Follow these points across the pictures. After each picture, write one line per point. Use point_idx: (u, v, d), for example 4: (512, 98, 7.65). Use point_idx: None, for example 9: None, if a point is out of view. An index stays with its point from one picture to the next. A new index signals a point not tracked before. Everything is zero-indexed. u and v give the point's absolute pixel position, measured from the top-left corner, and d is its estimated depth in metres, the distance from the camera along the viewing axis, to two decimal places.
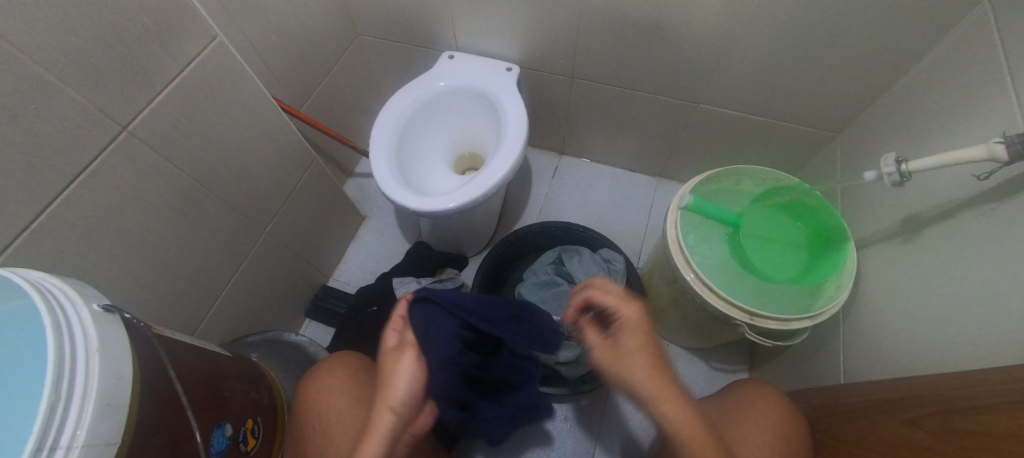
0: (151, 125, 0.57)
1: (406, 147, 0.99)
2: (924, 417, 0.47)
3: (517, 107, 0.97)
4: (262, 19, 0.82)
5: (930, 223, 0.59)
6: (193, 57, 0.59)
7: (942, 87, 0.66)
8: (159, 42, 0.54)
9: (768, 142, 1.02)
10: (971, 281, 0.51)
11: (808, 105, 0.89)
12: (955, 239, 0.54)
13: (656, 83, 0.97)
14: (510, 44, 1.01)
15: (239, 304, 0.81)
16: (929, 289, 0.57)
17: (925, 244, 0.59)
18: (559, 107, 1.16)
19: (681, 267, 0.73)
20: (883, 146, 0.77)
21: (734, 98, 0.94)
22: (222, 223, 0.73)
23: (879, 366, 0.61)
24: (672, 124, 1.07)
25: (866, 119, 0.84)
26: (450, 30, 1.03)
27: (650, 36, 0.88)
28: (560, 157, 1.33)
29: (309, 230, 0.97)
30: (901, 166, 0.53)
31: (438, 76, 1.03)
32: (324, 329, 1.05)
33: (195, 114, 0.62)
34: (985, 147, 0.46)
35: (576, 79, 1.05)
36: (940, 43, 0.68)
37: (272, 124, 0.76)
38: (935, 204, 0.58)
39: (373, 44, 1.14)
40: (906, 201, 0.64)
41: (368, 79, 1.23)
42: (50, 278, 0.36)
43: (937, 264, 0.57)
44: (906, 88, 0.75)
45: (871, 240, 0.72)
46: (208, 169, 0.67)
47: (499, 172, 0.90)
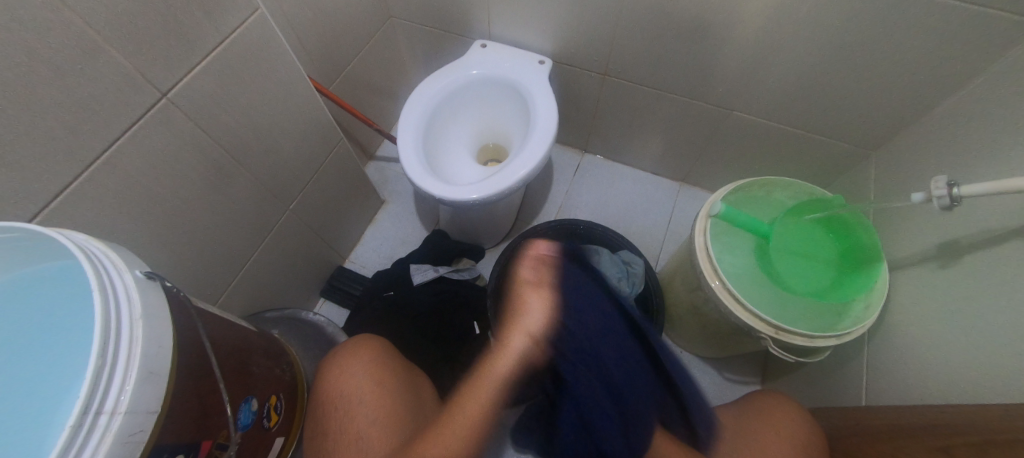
0: (189, 94, 0.58)
1: (433, 134, 0.99)
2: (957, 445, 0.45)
3: (548, 102, 0.96)
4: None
5: (974, 249, 0.56)
6: (232, 28, 0.59)
7: (998, 108, 0.63)
8: (203, 12, 0.55)
9: (799, 154, 0.99)
10: (1014, 313, 0.49)
11: (848, 118, 0.86)
12: (999, 267, 0.52)
13: (689, 84, 0.95)
14: (544, 37, 1.00)
15: (259, 278, 0.84)
16: (965, 318, 0.55)
17: (965, 270, 0.57)
18: (586, 103, 1.14)
19: (708, 275, 0.72)
20: (925, 166, 0.74)
21: (770, 106, 0.91)
22: (249, 200, 0.74)
23: (903, 392, 0.60)
24: (702, 127, 1.04)
25: (907, 136, 0.81)
26: (485, 19, 1.02)
27: (688, 35, 0.85)
28: (583, 154, 1.32)
29: (331, 210, 0.99)
30: (952, 189, 0.51)
31: (469, 64, 1.02)
32: (338, 309, 1.07)
33: (229, 88, 0.63)
34: None
35: (608, 76, 1.03)
36: (1001, 60, 0.65)
37: (302, 104, 0.77)
38: (981, 229, 0.56)
39: (405, 29, 1.14)
40: (949, 224, 0.61)
41: (396, 64, 1.24)
42: (96, 243, 0.37)
43: (977, 293, 0.54)
44: (956, 105, 0.71)
45: (905, 262, 0.69)
46: (239, 143, 0.68)
47: (525, 166, 0.90)
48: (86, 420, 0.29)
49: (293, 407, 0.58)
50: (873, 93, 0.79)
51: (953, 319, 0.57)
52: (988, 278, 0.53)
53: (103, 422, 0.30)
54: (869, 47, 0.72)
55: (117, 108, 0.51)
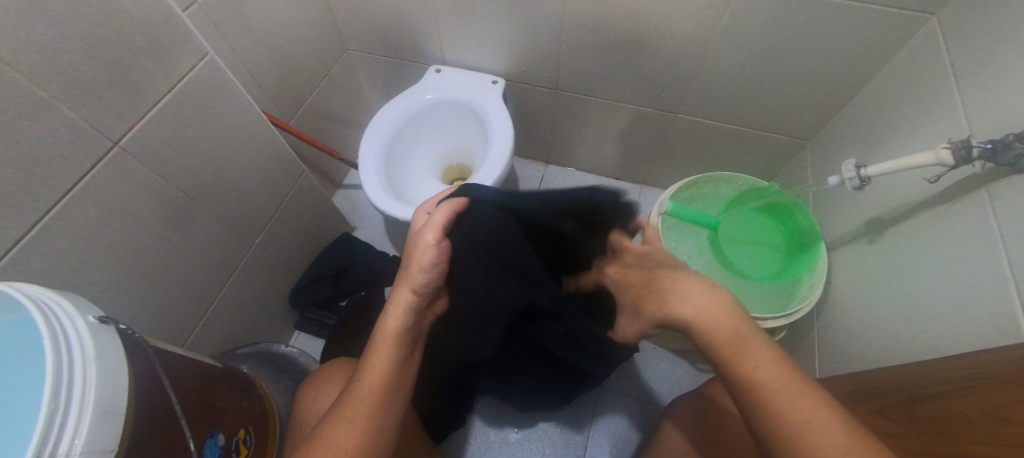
0: (141, 140, 0.60)
1: (395, 159, 1.02)
2: (888, 405, 0.49)
3: (503, 118, 1.01)
4: (251, 37, 0.85)
5: (892, 224, 0.62)
6: (182, 75, 0.62)
7: (903, 94, 0.69)
8: (150, 59, 0.57)
9: (743, 151, 1.05)
10: (925, 280, 0.54)
11: (779, 116, 0.92)
12: (914, 239, 0.57)
13: (634, 93, 1.00)
14: (495, 58, 1.05)
15: (228, 316, 0.84)
16: (890, 286, 0.60)
17: (887, 244, 0.63)
18: (544, 117, 1.19)
19: None
20: (849, 152, 0.80)
21: (709, 108, 0.97)
22: (211, 238, 0.75)
23: (846, 361, 0.65)
24: (653, 132, 1.10)
25: (832, 126, 0.88)
26: (437, 45, 1.06)
27: (627, 48, 0.90)
28: (546, 165, 1.37)
29: (301, 241, 1.00)
30: (860, 170, 0.56)
31: (426, 89, 1.06)
32: (315, 339, 1.08)
33: (184, 130, 0.65)
34: (934, 152, 0.50)
35: (559, 91, 1.08)
36: (899, 53, 0.72)
37: (260, 138, 0.79)
38: (897, 206, 0.61)
39: (362, 60, 1.18)
40: (869, 203, 0.68)
41: (356, 92, 1.26)
42: (46, 291, 0.38)
43: (899, 262, 0.60)
44: (870, 95, 0.78)
45: (839, 242, 0.75)
46: (198, 182, 0.70)
47: (486, 183, 0.93)
48: None
49: (264, 439, 0.59)
50: (798, 89, 0.86)
51: (881, 288, 0.62)
52: (905, 246, 0.59)
53: None
54: (786, 46, 0.79)
55: (69, 157, 0.52)
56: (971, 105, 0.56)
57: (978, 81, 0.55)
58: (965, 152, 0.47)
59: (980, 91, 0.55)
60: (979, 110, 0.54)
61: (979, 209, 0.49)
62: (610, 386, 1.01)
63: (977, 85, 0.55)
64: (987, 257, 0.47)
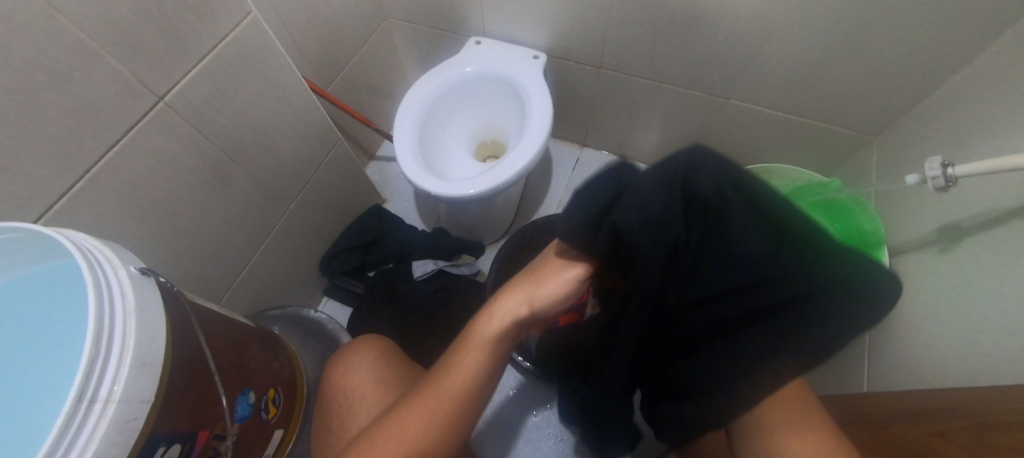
0: (185, 96, 0.60)
1: (431, 133, 1.00)
2: (954, 430, 0.44)
3: (543, 95, 0.97)
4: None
5: (972, 231, 0.56)
6: (227, 32, 0.61)
7: (998, 87, 0.62)
8: (197, 16, 0.57)
9: (799, 143, 0.98)
10: (1006, 296, 0.49)
11: (845, 107, 0.85)
12: (999, 248, 0.52)
13: (685, 75, 0.94)
14: (538, 32, 1.00)
15: (262, 279, 0.86)
16: (964, 300, 0.55)
17: (964, 253, 0.57)
18: (584, 97, 1.14)
19: None
20: (924, 151, 0.73)
21: (765, 95, 0.90)
22: (249, 201, 0.76)
23: (901, 376, 0.60)
24: (700, 118, 1.03)
25: (905, 121, 0.80)
26: (479, 16, 1.02)
27: (681, 26, 0.84)
28: (582, 147, 1.33)
29: (334, 210, 1.01)
30: (947, 169, 0.50)
31: (464, 61, 1.03)
32: (342, 308, 1.10)
33: (226, 88, 0.65)
34: None
35: (603, 70, 1.03)
36: (998, 40, 0.64)
37: (299, 103, 0.78)
38: (980, 213, 0.55)
39: (402, 28, 1.15)
40: (946, 207, 0.62)
41: (394, 62, 1.25)
42: (91, 239, 0.38)
43: (977, 274, 0.54)
44: (955, 87, 0.71)
45: (906, 247, 0.69)
46: (238, 144, 0.70)
47: (522, 161, 0.90)
48: (80, 407, 0.30)
49: (292, 402, 0.60)
50: (871, 76, 0.78)
51: (953, 301, 0.56)
52: (986, 258, 0.53)
53: (97, 410, 0.31)
54: (863, 29, 0.71)
55: (115, 110, 0.53)
56: None
57: None
58: None
59: None
60: None
61: None
62: None
63: None
64: None
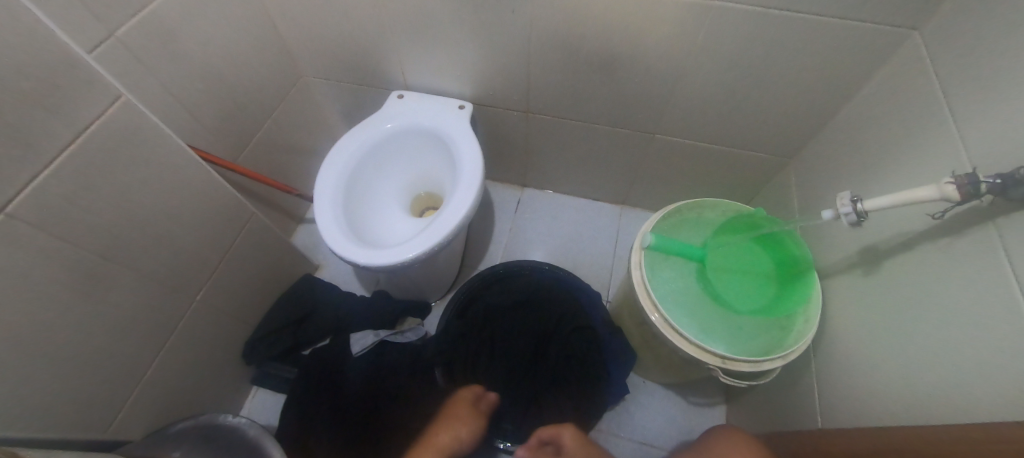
0: (40, 200, 0.51)
1: (357, 195, 0.94)
2: None
3: (471, 146, 0.94)
4: (185, 71, 0.77)
5: (891, 256, 0.58)
6: (91, 120, 0.53)
7: (889, 114, 0.66)
8: (48, 108, 0.49)
9: (724, 170, 1.01)
10: (931, 322, 0.50)
11: (760, 135, 0.89)
12: (917, 275, 0.53)
13: (610, 115, 0.95)
14: (461, 83, 0.98)
15: (163, 383, 0.75)
16: (894, 325, 0.56)
17: (886, 277, 0.59)
18: (516, 141, 1.13)
19: (647, 309, 0.72)
20: (834, 175, 0.77)
21: (687, 129, 0.93)
22: (139, 301, 0.66)
23: (850, 407, 0.60)
24: (630, 153, 1.05)
25: (816, 145, 0.84)
26: (399, 71, 0.99)
27: (599, 70, 0.85)
28: (522, 188, 1.31)
29: (256, 290, 0.91)
30: (856, 205, 0.51)
31: (386, 117, 0.98)
32: (274, 395, 0.99)
33: (96, 183, 0.56)
34: (936, 187, 0.45)
35: (531, 114, 1.02)
36: (880, 71, 0.69)
37: (196, 183, 0.70)
38: (894, 238, 0.58)
39: (320, 86, 1.10)
40: (863, 233, 0.64)
41: (316, 120, 1.18)
42: None
43: (901, 299, 0.55)
44: (852, 113, 0.75)
45: (833, 270, 0.71)
46: (119, 241, 0.61)
47: (456, 216, 0.86)
48: None
49: None
50: (781, 106, 0.81)
51: (885, 327, 0.57)
52: (911, 281, 0.54)
53: None
54: (765, 65, 0.74)
55: None
56: (967, 126, 0.51)
57: (972, 101, 0.52)
58: (972, 188, 0.43)
59: (976, 112, 0.51)
60: (975, 134, 0.50)
61: (992, 247, 0.45)
62: (599, 429, 0.95)
63: (973, 105, 0.51)
64: (1001, 303, 0.43)
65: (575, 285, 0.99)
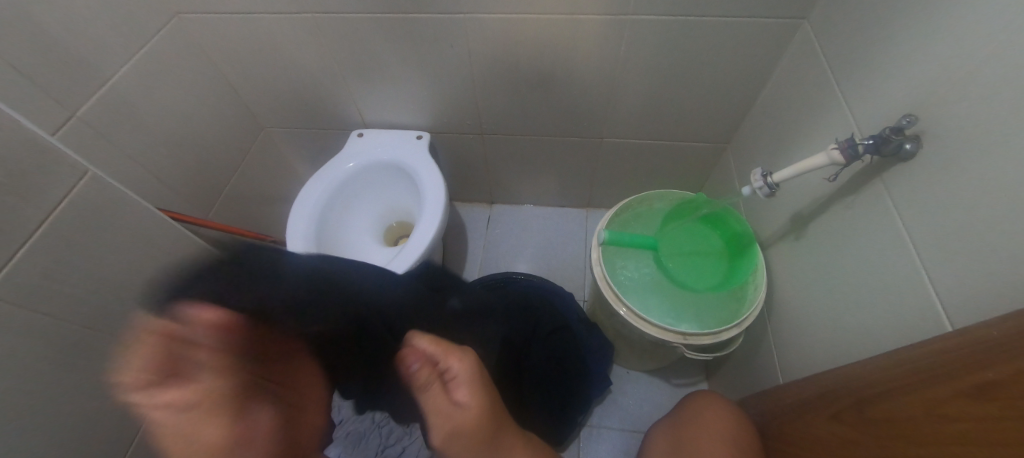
0: (18, 279, 0.54)
1: (328, 234, 0.98)
2: (846, 409, 0.48)
3: (432, 173, 0.99)
4: (148, 139, 0.81)
5: (813, 219, 0.65)
6: (60, 198, 0.57)
7: (794, 94, 0.74)
8: (17, 193, 0.52)
9: (672, 162, 1.08)
10: (848, 272, 0.56)
11: (696, 127, 0.96)
12: (833, 232, 0.60)
13: (557, 126, 1.02)
14: (416, 115, 1.04)
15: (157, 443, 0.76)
16: (822, 280, 0.62)
17: (811, 239, 0.65)
18: (476, 162, 1.19)
19: (612, 302, 0.77)
20: (763, 154, 0.84)
21: (629, 130, 1.00)
22: None
23: (800, 361, 0.65)
24: (583, 158, 1.11)
25: (745, 128, 0.92)
26: (355, 111, 1.05)
27: (539, 87, 0.92)
28: (491, 205, 1.36)
29: None
30: (767, 179, 0.57)
31: (348, 156, 1.03)
32: None
33: (70, 256, 0.59)
34: (825, 154, 0.52)
35: (485, 135, 1.08)
36: (783, 57, 0.77)
37: (168, 244, 0.73)
38: (812, 203, 0.64)
39: (282, 135, 1.14)
40: (789, 202, 0.70)
41: (282, 167, 1.22)
42: None
43: (824, 256, 0.62)
44: (768, 97, 0.83)
45: (772, 240, 0.77)
46: (99, 308, 0.64)
47: (424, 240, 0.90)
48: None
49: None
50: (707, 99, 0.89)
51: (816, 284, 0.63)
52: (830, 239, 0.61)
53: None
54: (683, 65, 0.82)
55: None
56: (851, 98, 0.59)
57: (852, 76, 0.59)
58: (852, 150, 0.50)
59: (856, 85, 0.58)
60: (859, 104, 0.57)
61: (881, 197, 0.51)
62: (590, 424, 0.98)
63: (854, 79, 0.59)
64: (894, 246, 0.49)
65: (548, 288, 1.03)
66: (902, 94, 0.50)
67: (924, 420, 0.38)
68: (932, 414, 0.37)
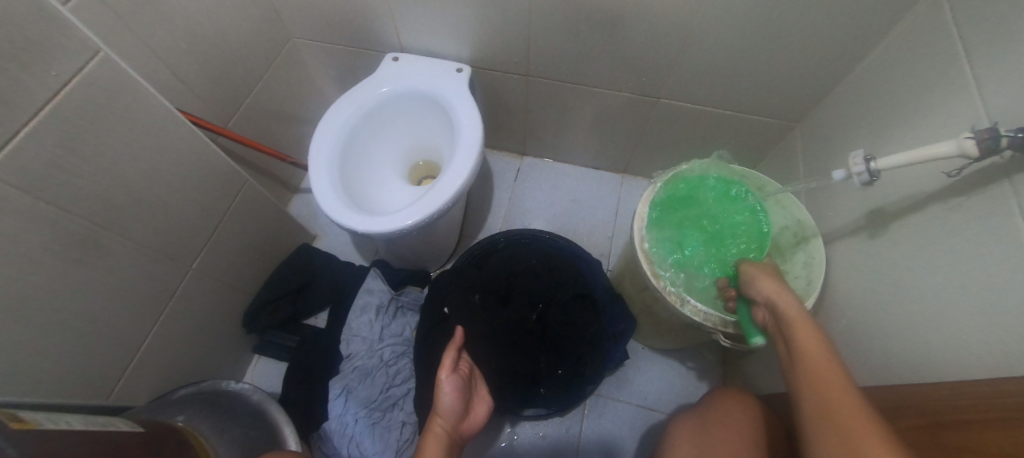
0: (19, 163, 0.48)
1: (353, 163, 0.92)
2: (910, 429, 0.44)
3: (471, 110, 0.91)
4: (167, 29, 0.73)
5: (900, 217, 0.57)
6: (68, 78, 0.50)
7: (904, 72, 0.64)
8: (19, 63, 0.45)
9: (728, 134, 0.99)
10: (940, 284, 0.50)
11: (768, 98, 0.86)
12: (926, 235, 0.53)
13: (613, 78, 0.92)
14: (458, 44, 0.94)
15: (164, 351, 0.75)
16: (899, 285, 0.55)
17: (892, 240, 0.58)
18: (515, 107, 1.10)
19: (651, 275, 0.71)
20: (843, 139, 0.75)
21: (693, 92, 0.90)
22: (134, 267, 0.65)
23: (853, 367, 0.60)
24: (632, 118, 1.02)
25: (825, 107, 0.82)
26: (392, 30, 0.94)
27: (604, 30, 0.81)
28: (522, 157, 1.28)
29: (254, 260, 0.91)
30: (869, 163, 0.50)
31: (381, 81, 0.95)
32: (275, 365, 0.99)
33: (76, 145, 0.54)
34: (955, 142, 0.44)
35: (531, 78, 0.98)
36: (897, 27, 0.66)
37: (188, 146, 0.68)
38: (904, 199, 0.57)
39: (311, 48, 1.05)
40: (873, 195, 0.63)
41: (307, 85, 1.14)
42: None
43: (907, 260, 0.55)
44: (864, 74, 0.73)
45: (838, 234, 0.70)
46: (108, 208, 0.60)
47: (456, 183, 0.84)
48: None
49: None
50: (790, 66, 0.78)
51: (890, 289, 0.57)
52: (919, 243, 0.54)
53: None
54: (777, 23, 0.71)
55: None
56: (987, 83, 0.50)
57: (996, 56, 0.49)
58: (992, 142, 0.41)
59: (998, 67, 0.49)
60: (997, 91, 0.48)
61: (1004, 205, 0.44)
62: (601, 392, 0.96)
63: (997, 59, 0.49)
64: (1016, 260, 0.42)
65: (579, 252, 0.99)
66: None
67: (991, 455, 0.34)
68: (1004, 451, 0.33)
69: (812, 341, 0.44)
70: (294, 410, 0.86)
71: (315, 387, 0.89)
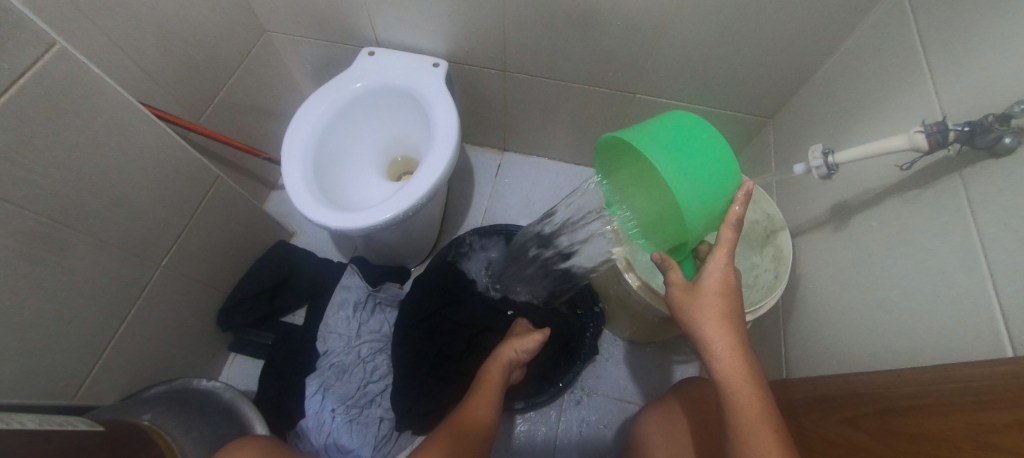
0: None
1: (328, 159, 0.91)
2: (862, 416, 0.45)
3: (447, 106, 0.90)
4: (131, 22, 0.72)
5: (860, 210, 0.59)
6: (23, 71, 0.49)
7: (868, 68, 0.65)
8: None
9: None
10: (896, 275, 0.51)
11: (742, 94, 0.87)
12: (884, 227, 0.54)
13: (589, 73, 0.92)
14: (435, 38, 0.94)
15: (134, 350, 0.74)
16: (859, 277, 0.57)
17: (854, 233, 0.60)
18: (494, 102, 1.09)
19: (622, 268, 0.70)
20: (812, 134, 0.76)
21: (668, 87, 0.90)
22: (98, 265, 0.64)
23: (816, 358, 0.62)
24: (610, 114, 1.03)
25: (796, 103, 0.83)
26: (368, 24, 0.93)
27: (578, 25, 0.81)
28: (503, 152, 1.28)
29: (228, 257, 0.89)
30: (827, 157, 0.51)
31: (357, 76, 0.94)
32: (252, 363, 0.99)
33: (33, 140, 0.52)
34: (906, 136, 0.45)
35: (508, 73, 0.98)
36: (863, 24, 0.67)
37: (154, 141, 0.67)
38: (865, 193, 0.58)
39: (286, 42, 1.04)
40: (837, 189, 0.64)
41: (283, 79, 1.12)
42: None
43: (866, 252, 0.56)
44: (832, 70, 0.74)
45: (805, 227, 0.72)
46: (68, 205, 0.58)
47: (431, 179, 0.83)
48: None
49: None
50: (762, 62, 0.79)
51: (851, 281, 0.58)
52: (878, 235, 0.55)
53: None
54: (748, 19, 0.72)
55: None
56: (943, 79, 0.51)
57: (951, 52, 0.50)
58: (940, 136, 0.43)
59: (953, 63, 0.50)
60: (951, 87, 0.49)
61: (954, 198, 0.45)
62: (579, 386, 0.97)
63: (952, 55, 0.50)
64: (963, 251, 0.43)
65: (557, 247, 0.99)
66: (1015, 77, 0.42)
67: (942, 443, 0.35)
68: (954, 439, 0.34)
69: (746, 394, 0.44)
70: (270, 407, 0.86)
71: (292, 384, 0.88)
